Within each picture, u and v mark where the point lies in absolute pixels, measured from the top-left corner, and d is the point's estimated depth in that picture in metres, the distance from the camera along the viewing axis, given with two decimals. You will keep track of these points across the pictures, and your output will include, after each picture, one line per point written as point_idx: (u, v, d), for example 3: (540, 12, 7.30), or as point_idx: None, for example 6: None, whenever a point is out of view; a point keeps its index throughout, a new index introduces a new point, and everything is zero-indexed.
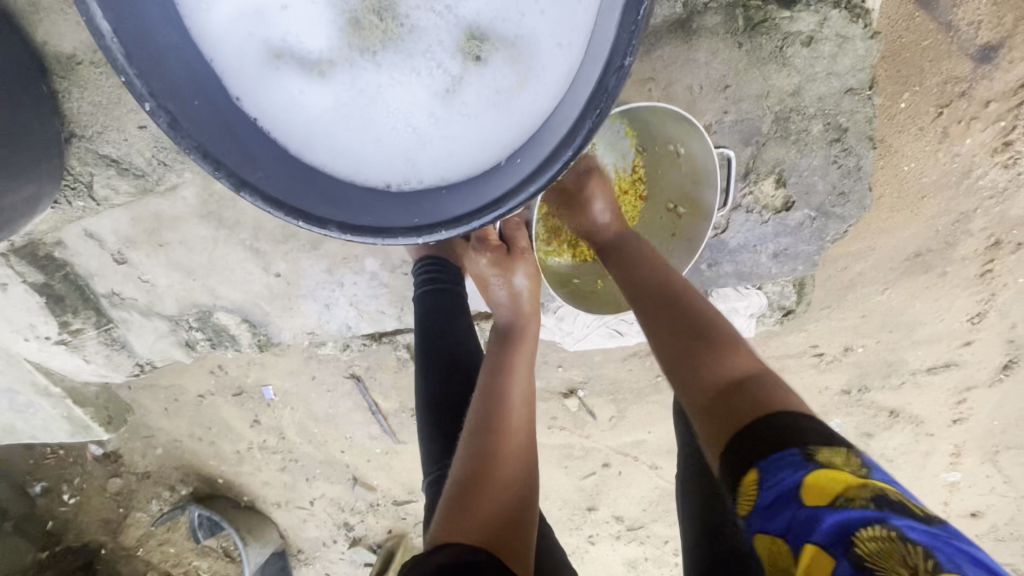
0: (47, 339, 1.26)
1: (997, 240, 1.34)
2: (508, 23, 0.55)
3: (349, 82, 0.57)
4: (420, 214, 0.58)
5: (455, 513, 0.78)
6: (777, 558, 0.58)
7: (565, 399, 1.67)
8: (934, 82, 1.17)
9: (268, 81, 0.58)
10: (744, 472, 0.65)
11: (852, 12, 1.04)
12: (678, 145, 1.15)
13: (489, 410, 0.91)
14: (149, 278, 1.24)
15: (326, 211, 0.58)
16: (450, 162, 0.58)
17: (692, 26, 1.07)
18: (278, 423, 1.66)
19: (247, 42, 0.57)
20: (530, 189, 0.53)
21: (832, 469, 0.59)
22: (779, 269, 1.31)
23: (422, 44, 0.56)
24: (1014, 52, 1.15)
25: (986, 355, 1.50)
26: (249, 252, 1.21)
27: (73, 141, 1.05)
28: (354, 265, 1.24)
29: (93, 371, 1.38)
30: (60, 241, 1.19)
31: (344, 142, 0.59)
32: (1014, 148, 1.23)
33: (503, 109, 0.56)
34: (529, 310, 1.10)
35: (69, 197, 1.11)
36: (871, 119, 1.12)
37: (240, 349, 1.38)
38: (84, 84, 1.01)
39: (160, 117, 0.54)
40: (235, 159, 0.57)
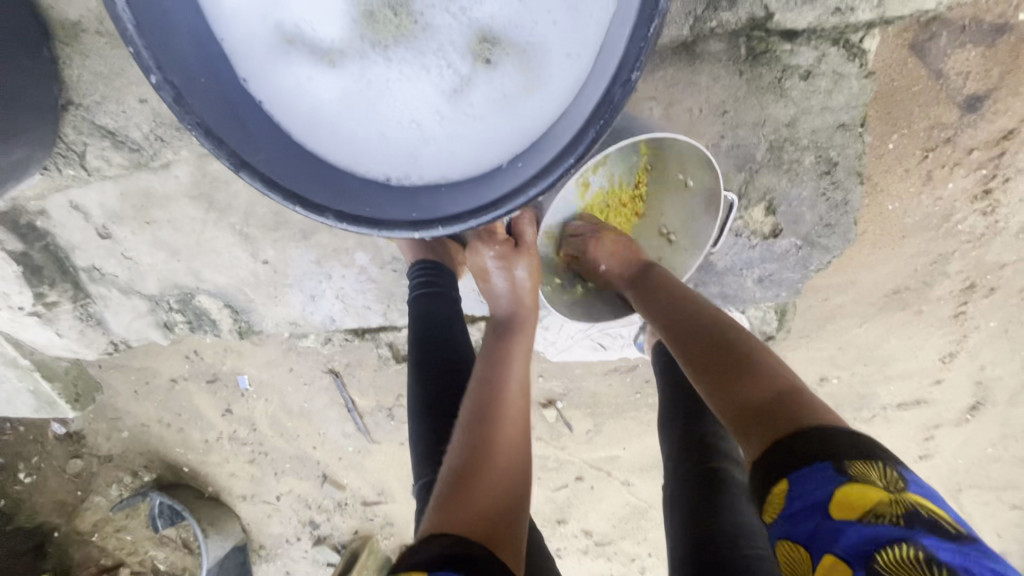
0: (20, 309, 1.23)
1: (972, 283, 1.38)
2: (521, 29, 0.55)
3: (358, 73, 0.57)
4: (418, 210, 0.58)
5: (449, 500, 0.78)
6: (798, 560, 0.61)
7: (543, 409, 1.68)
8: (922, 126, 1.21)
9: (277, 66, 0.58)
10: (772, 483, 0.66)
11: (849, 51, 1.08)
12: (686, 177, 1.17)
13: (485, 401, 0.90)
14: (132, 255, 1.22)
15: (324, 199, 0.58)
16: (450, 161, 0.59)
17: (697, 50, 1.09)
18: (251, 414, 1.63)
19: (260, 24, 0.57)
20: (530, 192, 0.53)
21: (865, 484, 0.60)
22: (763, 294, 1.34)
23: (434, 42, 0.56)
24: (998, 104, 1.19)
25: (954, 395, 1.54)
26: (237, 237, 1.20)
27: (70, 109, 1.04)
28: (343, 259, 1.24)
29: (65, 347, 1.34)
30: (44, 211, 1.17)
31: (348, 133, 0.59)
32: (993, 196, 1.27)
33: (508, 112, 0.57)
34: (527, 303, 1.07)
35: (60, 164, 1.10)
36: (860, 155, 1.16)
37: (219, 335, 1.36)
38: (85, 52, 0.99)
39: (165, 89, 0.53)
40: (237, 139, 0.57)
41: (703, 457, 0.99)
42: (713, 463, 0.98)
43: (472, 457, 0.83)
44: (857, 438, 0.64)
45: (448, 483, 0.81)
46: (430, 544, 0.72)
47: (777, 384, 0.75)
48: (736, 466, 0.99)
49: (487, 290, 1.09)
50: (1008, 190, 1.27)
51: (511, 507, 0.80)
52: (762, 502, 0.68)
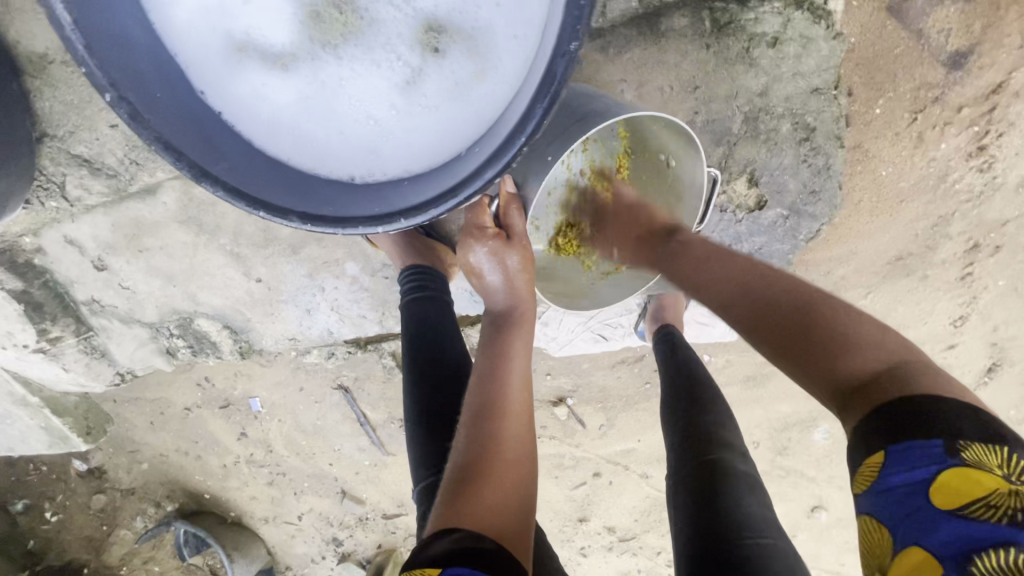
0: (25, 347, 1.24)
1: (976, 243, 1.37)
2: (465, 15, 0.56)
3: (311, 74, 0.58)
4: (381, 203, 0.59)
5: (457, 498, 0.77)
6: (880, 533, 0.61)
7: (554, 407, 1.67)
8: (907, 88, 1.21)
9: (231, 74, 0.59)
10: (865, 450, 0.63)
11: (814, 14, 1.06)
12: (670, 159, 1.13)
13: (488, 394, 0.89)
14: (129, 284, 1.23)
15: (288, 201, 0.59)
16: (410, 153, 0.59)
17: (660, 28, 1.10)
18: (266, 435, 1.64)
19: (212, 36, 0.58)
20: (486, 175, 0.53)
21: (976, 470, 0.56)
22: None
23: (382, 37, 0.57)
24: (984, 59, 1.18)
25: (970, 358, 1.52)
26: (229, 256, 1.21)
27: (44, 141, 1.05)
28: (334, 269, 1.24)
29: (72, 380, 1.36)
30: (40, 248, 1.18)
31: (308, 135, 0.60)
32: (989, 152, 1.26)
33: (463, 99, 0.57)
34: (523, 293, 1.03)
35: (41, 198, 1.10)
36: (837, 118, 1.15)
37: (221, 357, 1.37)
38: (55, 84, 1.01)
39: (121, 106, 0.55)
40: (199, 151, 0.58)
41: (701, 449, 0.97)
42: (711, 454, 0.96)
43: (477, 453, 0.82)
44: (967, 413, 0.59)
45: (455, 477, 0.81)
46: (442, 543, 0.71)
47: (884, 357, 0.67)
48: (738, 456, 0.97)
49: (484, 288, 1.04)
50: (1004, 144, 1.25)
51: (519, 502, 0.80)
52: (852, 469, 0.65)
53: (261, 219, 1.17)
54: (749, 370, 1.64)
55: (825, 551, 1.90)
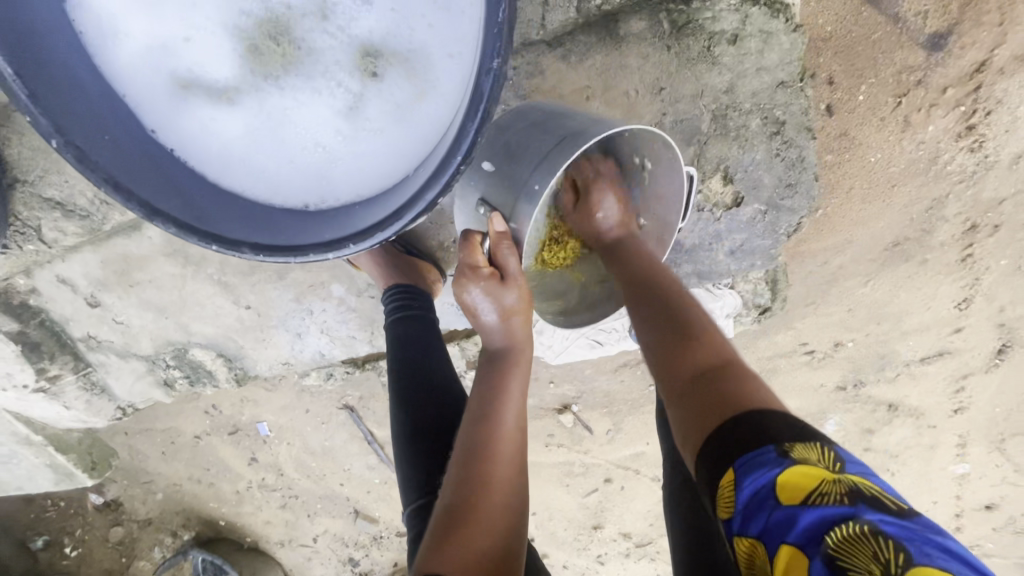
0: (25, 387, 1.26)
1: (974, 224, 1.35)
2: (399, 40, 0.69)
3: (257, 105, 0.72)
4: (333, 227, 0.70)
5: (443, 546, 0.74)
6: (755, 557, 0.59)
7: (559, 414, 1.66)
8: (889, 73, 1.20)
9: (179, 111, 0.72)
10: (721, 474, 0.65)
11: (771, 8, 1.06)
12: (643, 159, 1.08)
13: (480, 435, 0.85)
14: (123, 318, 1.25)
15: (240, 233, 0.69)
16: (358, 172, 0.73)
17: (620, 34, 1.10)
18: (276, 459, 1.64)
19: (158, 77, 0.71)
20: (428, 197, 0.64)
21: (808, 464, 0.59)
22: (737, 265, 1.32)
23: (321, 65, 0.71)
24: (964, 38, 1.17)
25: (978, 340, 1.50)
26: (217, 286, 1.22)
27: (17, 186, 1.05)
28: (321, 292, 1.25)
29: (74, 417, 1.39)
30: (34, 288, 1.20)
31: (259, 163, 0.74)
32: (978, 132, 1.24)
33: (404, 117, 0.72)
34: (519, 333, 0.96)
35: (19, 241, 1.10)
36: (807, 110, 1.14)
37: (218, 385, 1.38)
38: (22, 131, 1.02)
39: (67, 151, 0.64)
40: (149, 190, 0.68)
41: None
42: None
43: (465, 497, 0.79)
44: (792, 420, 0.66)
45: (441, 521, 0.78)
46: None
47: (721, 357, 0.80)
48: None
49: (482, 326, 0.96)
50: (993, 122, 1.23)
51: (504, 551, 0.77)
52: (716, 500, 0.66)
53: None
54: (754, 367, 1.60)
55: None
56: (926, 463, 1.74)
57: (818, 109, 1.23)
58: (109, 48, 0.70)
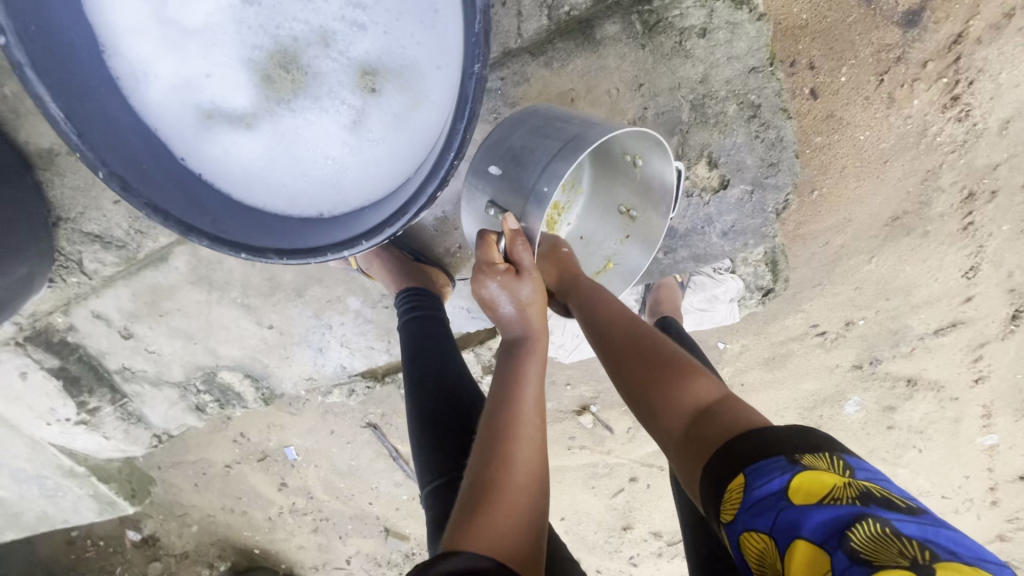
0: (67, 420, 1.36)
1: (971, 192, 1.36)
2: (393, 58, 0.75)
3: (272, 128, 0.79)
4: (345, 229, 0.76)
5: (465, 524, 0.77)
6: (765, 551, 0.63)
7: (579, 416, 1.69)
8: (868, 53, 1.24)
9: (204, 137, 0.78)
10: (732, 478, 0.70)
11: (734, 1, 1.11)
12: (635, 158, 1.12)
13: (501, 417, 0.88)
14: (154, 347, 1.31)
15: (264, 242, 0.76)
16: (366, 180, 0.79)
17: (596, 37, 1.15)
18: (305, 482, 1.68)
19: (185, 110, 0.77)
20: (430, 191, 0.68)
21: (818, 470, 0.64)
22: (732, 246, 1.33)
23: (326, 86, 0.77)
24: (938, 13, 1.21)
25: (990, 308, 1.50)
26: (241, 308, 1.28)
27: (61, 224, 1.15)
28: (339, 306, 1.30)
29: (114, 446, 1.48)
30: (72, 325, 1.28)
31: (277, 179, 0.80)
32: (964, 101, 1.26)
33: (404, 126, 0.77)
34: (536, 324, 1.00)
35: (64, 275, 1.20)
36: (780, 92, 1.17)
37: (247, 406, 1.44)
38: (62, 173, 1.11)
39: (113, 182, 0.73)
40: (184, 210, 0.76)
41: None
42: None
43: (485, 478, 0.81)
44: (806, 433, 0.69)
45: (464, 500, 0.80)
46: (441, 563, 0.71)
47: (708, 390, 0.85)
48: None
49: (504, 317, 1.01)
50: (977, 91, 1.25)
51: (528, 527, 0.79)
52: (721, 502, 0.71)
53: (264, 269, 1.23)
54: (767, 353, 1.62)
55: None
56: (953, 437, 1.72)
57: (801, 94, 1.27)
58: (140, 87, 0.77)
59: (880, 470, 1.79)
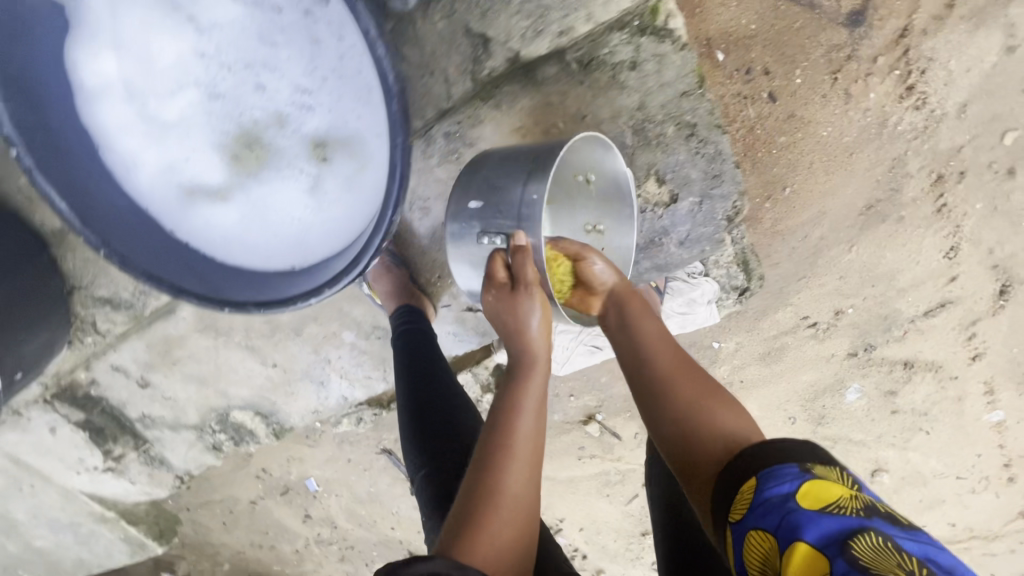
0: (95, 468, 1.49)
1: (939, 175, 1.39)
2: (332, 134, 1.00)
3: (244, 198, 1.04)
4: (313, 277, 0.95)
5: (458, 539, 0.82)
6: (768, 546, 0.69)
7: (585, 426, 1.73)
8: (819, 54, 1.29)
9: (192, 212, 1.02)
10: (745, 480, 0.76)
11: (658, 35, 1.20)
12: (588, 175, 1.22)
13: (498, 441, 0.90)
14: (170, 394, 1.40)
15: (247, 292, 0.97)
16: (326, 233, 1.01)
17: (537, 78, 1.23)
18: (328, 513, 1.73)
19: (172, 189, 1.02)
20: (375, 242, 0.82)
21: (827, 482, 0.71)
22: (691, 253, 1.39)
23: (284, 160, 1.03)
24: (880, 10, 1.27)
25: (976, 285, 1.52)
26: (245, 350, 1.35)
27: (75, 291, 1.25)
28: (334, 341, 1.37)
29: (140, 489, 1.59)
30: (94, 379, 1.37)
31: (254, 240, 1.03)
32: (919, 90, 1.31)
33: (348, 187, 1.01)
34: (541, 347, 1.01)
35: (81, 335, 1.29)
36: (713, 110, 1.24)
37: (260, 442, 1.51)
38: (73, 245, 1.22)
39: (115, 258, 0.91)
40: (178, 274, 0.96)
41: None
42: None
43: (479, 501, 0.85)
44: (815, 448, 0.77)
45: (457, 514, 0.85)
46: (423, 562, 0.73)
47: (750, 431, 0.87)
48: None
49: (519, 337, 1.01)
50: (930, 79, 1.30)
51: (517, 549, 0.85)
52: (731, 504, 0.77)
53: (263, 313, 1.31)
54: (761, 349, 1.64)
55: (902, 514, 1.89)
56: (959, 416, 1.72)
57: (760, 98, 1.32)
58: (131, 176, 1.00)
59: (890, 455, 1.80)
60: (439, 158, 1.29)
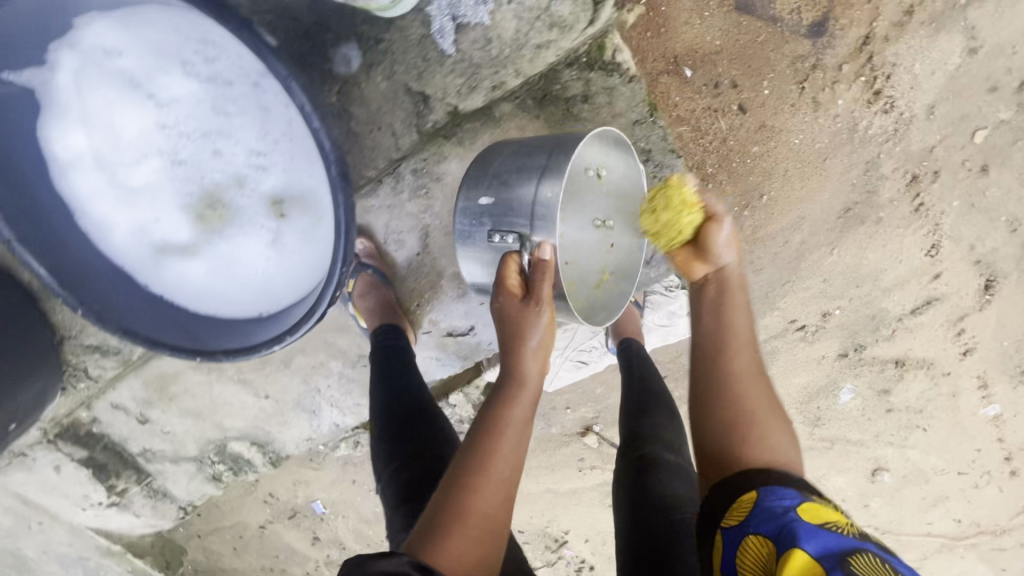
0: (100, 503, 1.51)
1: (914, 175, 1.41)
2: (291, 190, 1.06)
3: (212, 253, 1.09)
4: (277, 324, 0.97)
5: (428, 547, 0.80)
6: (765, 552, 0.73)
7: (583, 437, 1.74)
8: (784, 65, 1.32)
9: (162, 268, 1.07)
10: (745, 492, 0.82)
11: (606, 69, 1.28)
12: (599, 169, 1.14)
13: (478, 449, 0.89)
14: (168, 429, 1.44)
15: (218, 341, 0.99)
16: (290, 281, 1.06)
17: (495, 114, 1.29)
18: (336, 534, 1.75)
19: (143, 248, 1.07)
20: (331, 292, 0.86)
21: (826, 507, 0.76)
22: (657, 273, 1.44)
23: (247, 216, 1.08)
24: (841, 20, 1.29)
25: (960, 281, 1.53)
26: (238, 383, 1.40)
27: (66, 341, 1.29)
28: (322, 371, 1.41)
29: (145, 522, 1.63)
30: (94, 417, 1.41)
31: (224, 291, 1.08)
32: (886, 94, 1.34)
33: (309, 237, 1.06)
34: (535, 368, 1.00)
35: (73, 381, 1.33)
36: (665, 136, 1.35)
37: (258, 471, 1.54)
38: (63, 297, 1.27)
39: (89, 315, 0.96)
40: (149, 327, 0.99)
41: (635, 447, 1.11)
42: (644, 451, 1.10)
43: (450, 507, 0.84)
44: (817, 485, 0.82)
45: (427, 519, 0.84)
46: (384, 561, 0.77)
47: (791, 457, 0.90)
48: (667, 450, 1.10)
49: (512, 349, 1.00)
50: (896, 84, 1.33)
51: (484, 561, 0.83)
52: (730, 512, 0.82)
53: None
54: None
55: (907, 512, 1.88)
56: (955, 411, 1.72)
57: (731, 111, 1.35)
58: (103, 237, 1.05)
59: (888, 454, 1.79)
60: (410, 194, 1.32)
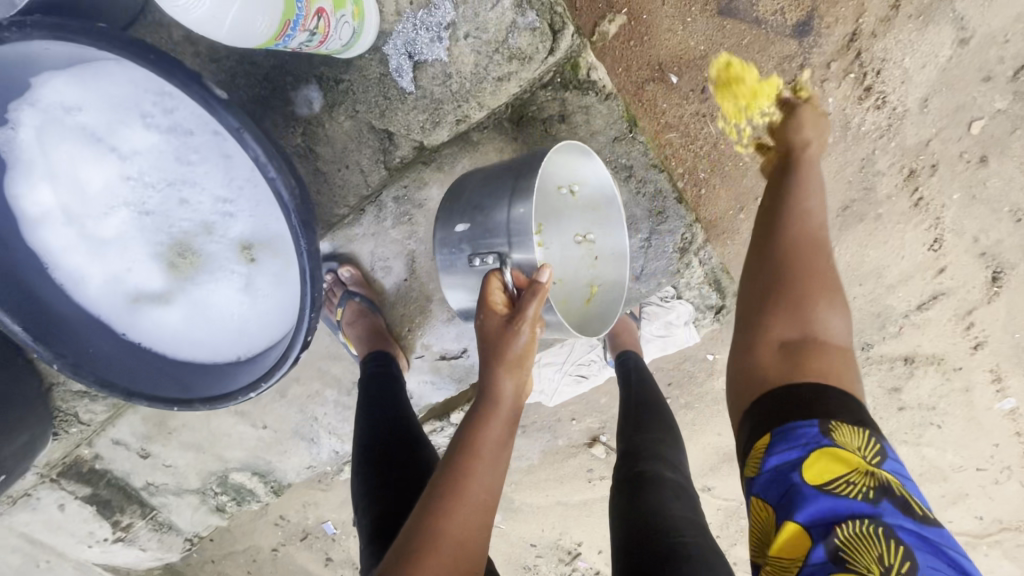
0: (106, 539, 1.53)
1: (911, 170, 1.39)
2: (261, 236, 1.02)
3: (185, 299, 1.07)
4: (255, 372, 1.02)
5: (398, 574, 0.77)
6: (765, 517, 0.74)
7: (591, 448, 1.72)
8: (771, 66, 1.30)
9: (138, 315, 1.07)
10: (761, 438, 0.78)
11: (581, 88, 1.26)
12: (572, 186, 1.18)
13: (451, 471, 0.87)
14: (170, 462, 1.44)
15: (194, 392, 1.04)
16: (263, 327, 1.06)
17: (472, 138, 1.29)
18: (348, 555, 1.74)
19: (118, 296, 1.06)
20: (296, 354, 0.90)
21: (842, 451, 0.71)
22: (647, 287, 1.43)
23: (218, 263, 1.04)
24: (826, 18, 1.28)
25: (966, 274, 1.49)
26: (235, 414, 1.40)
27: (55, 387, 1.30)
28: (318, 399, 1.41)
29: (152, 556, 1.63)
30: (96, 454, 1.41)
31: (200, 336, 1.08)
32: (876, 90, 1.32)
33: (282, 283, 1.05)
34: (512, 386, 0.95)
35: (65, 427, 1.34)
36: (645, 151, 1.32)
37: (261, 499, 1.55)
38: None
39: (67, 369, 1.00)
40: (125, 377, 1.04)
41: (631, 465, 1.10)
42: (640, 467, 1.09)
43: (423, 529, 0.81)
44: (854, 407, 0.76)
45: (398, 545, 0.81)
46: None
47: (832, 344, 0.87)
48: (664, 466, 1.10)
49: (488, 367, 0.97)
50: (886, 79, 1.31)
51: None
52: (748, 459, 0.79)
53: None
54: None
55: None
56: (969, 406, 1.68)
57: (720, 115, 1.33)
58: (78, 286, 1.05)
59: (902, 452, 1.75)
60: (392, 221, 1.32)
